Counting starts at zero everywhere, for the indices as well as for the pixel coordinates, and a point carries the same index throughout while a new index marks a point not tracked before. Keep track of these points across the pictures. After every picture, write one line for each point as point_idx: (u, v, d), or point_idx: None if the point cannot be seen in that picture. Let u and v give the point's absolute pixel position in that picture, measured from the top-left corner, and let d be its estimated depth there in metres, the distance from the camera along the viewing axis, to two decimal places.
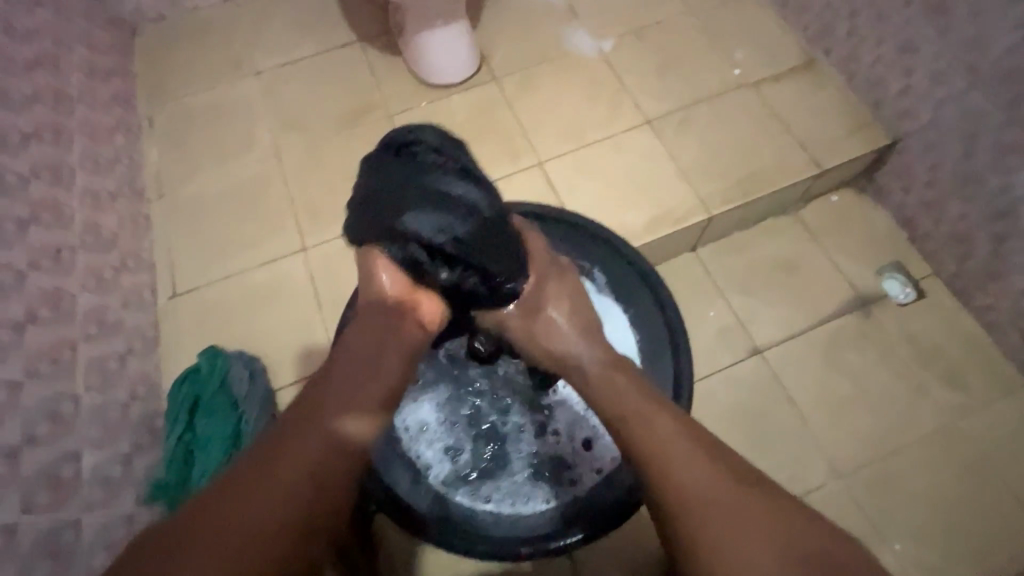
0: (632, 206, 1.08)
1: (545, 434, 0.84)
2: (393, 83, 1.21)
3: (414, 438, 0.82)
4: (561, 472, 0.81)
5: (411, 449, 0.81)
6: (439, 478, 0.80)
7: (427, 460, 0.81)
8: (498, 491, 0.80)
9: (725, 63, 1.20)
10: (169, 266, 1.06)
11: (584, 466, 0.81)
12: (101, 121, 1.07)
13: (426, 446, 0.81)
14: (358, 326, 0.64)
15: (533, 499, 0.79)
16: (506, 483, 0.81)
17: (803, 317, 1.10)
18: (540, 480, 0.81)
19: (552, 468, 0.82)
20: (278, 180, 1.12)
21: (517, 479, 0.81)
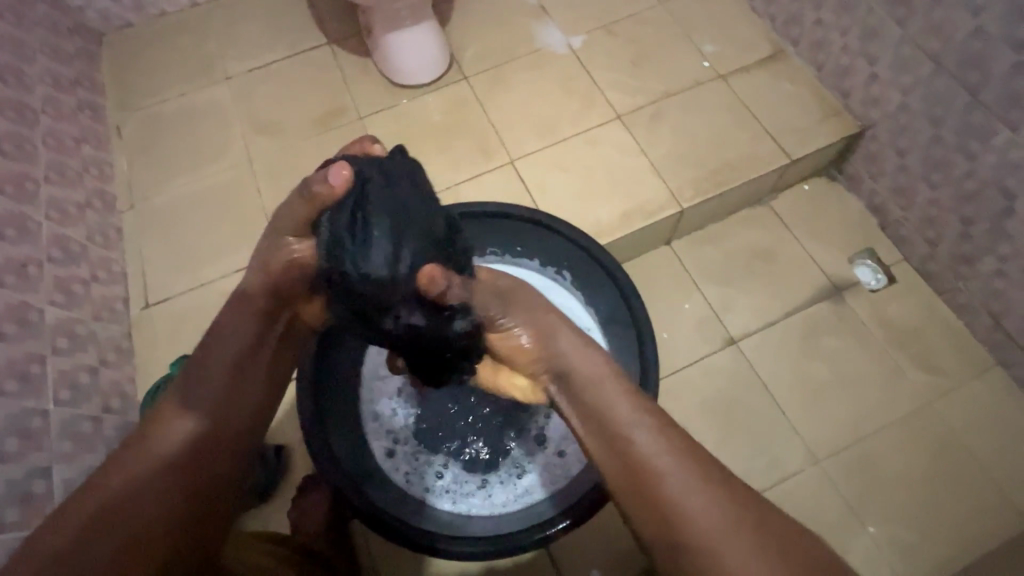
0: (605, 201, 1.08)
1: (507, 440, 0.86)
2: (365, 85, 1.20)
3: (385, 420, 0.86)
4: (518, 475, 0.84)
5: (376, 440, 0.85)
6: (397, 468, 0.84)
7: (391, 452, 0.85)
8: (453, 487, 0.83)
9: (696, 56, 1.21)
10: (142, 276, 1.05)
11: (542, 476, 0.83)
12: (68, 132, 1.06)
13: (384, 441, 0.85)
14: (232, 311, 0.65)
15: (488, 499, 0.83)
16: (462, 481, 0.84)
17: (778, 306, 1.11)
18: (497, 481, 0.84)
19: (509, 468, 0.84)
20: (250, 186, 1.12)
21: (474, 479, 0.84)
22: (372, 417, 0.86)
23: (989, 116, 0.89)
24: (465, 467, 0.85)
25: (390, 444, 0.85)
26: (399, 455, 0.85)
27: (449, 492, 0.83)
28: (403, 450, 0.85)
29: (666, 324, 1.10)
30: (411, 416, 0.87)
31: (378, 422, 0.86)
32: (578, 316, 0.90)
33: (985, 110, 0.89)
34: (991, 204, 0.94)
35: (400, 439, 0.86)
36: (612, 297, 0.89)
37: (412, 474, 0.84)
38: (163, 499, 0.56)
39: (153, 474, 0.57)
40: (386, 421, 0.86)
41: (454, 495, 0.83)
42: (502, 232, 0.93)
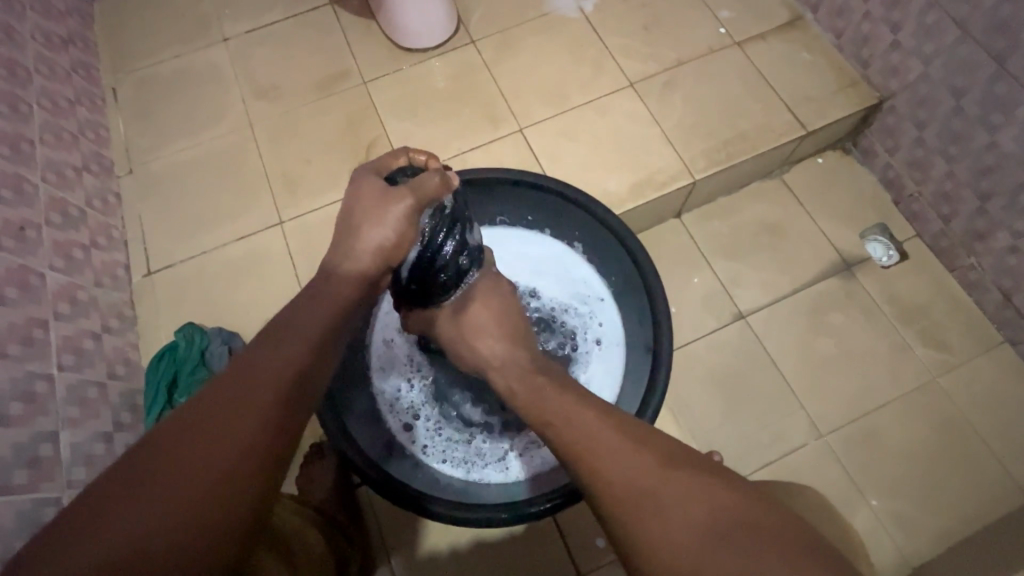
0: (615, 171, 1.05)
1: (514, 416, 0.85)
2: (369, 48, 1.16)
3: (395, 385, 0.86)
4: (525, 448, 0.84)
5: (385, 411, 0.84)
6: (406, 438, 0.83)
7: (400, 422, 0.84)
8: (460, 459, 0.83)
9: (711, 21, 1.17)
10: (143, 243, 1.03)
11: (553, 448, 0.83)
12: (62, 93, 1.02)
13: (392, 412, 0.84)
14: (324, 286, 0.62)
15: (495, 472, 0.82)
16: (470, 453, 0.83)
17: (787, 281, 1.10)
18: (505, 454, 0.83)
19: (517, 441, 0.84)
20: (251, 151, 1.09)
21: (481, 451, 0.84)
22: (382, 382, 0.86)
23: (1014, 86, 0.86)
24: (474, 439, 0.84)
25: (399, 415, 0.84)
26: (408, 420, 0.84)
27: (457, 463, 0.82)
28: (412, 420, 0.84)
29: (673, 298, 1.09)
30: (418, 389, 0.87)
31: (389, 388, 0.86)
32: (593, 287, 0.90)
33: (1010, 80, 0.87)
34: (1010, 178, 0.93)
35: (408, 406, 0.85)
36: (623, 264, 0.88)
37: (420, 445, 0.83)
38: (231, 466, 0.45)
39: (220, 433, 0.46)
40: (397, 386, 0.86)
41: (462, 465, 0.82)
42: (510, 200, 0.92)
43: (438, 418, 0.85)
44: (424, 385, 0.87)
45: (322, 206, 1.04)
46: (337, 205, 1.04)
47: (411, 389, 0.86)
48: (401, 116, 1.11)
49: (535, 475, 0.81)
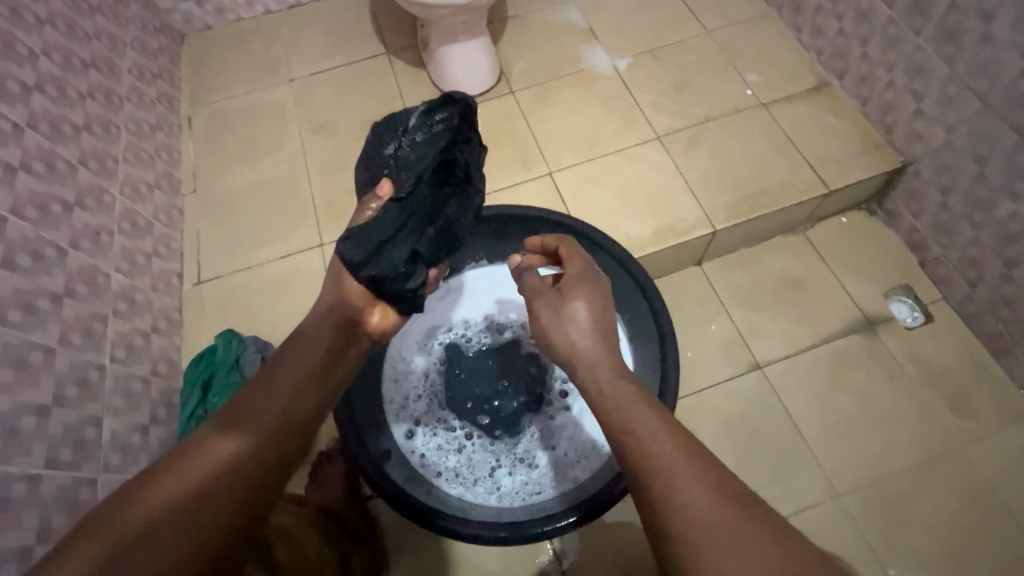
0: (638, 217, 1.10)
1: (521, 443, 0.87)
2: (417, 94, 1.28)
3: (404, 395, 0.89)
4: (526, 475, 0.85)
5: (395, 421, 0.87)
6: (412, 449, 0.85)
7: (408, 434, 0.86)
8: (461, 478, 0.84)
9: (738, 83, 1.23)
10: (197, 255, 1.13)
11: (554, 476, 0.84)
12: (146, 119, 1.16)
13: (401, 423, 0.87)
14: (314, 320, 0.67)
15: (493, 494, 0.83)
16: (472, 473, 0.85)
17: (806, 335, 1.10)
18: (504, 478, 0.84)
19: (518, 467, 0.85)
20: (303, 179, 1.19)
21: (483, 473, 0.85)
22: (394, 391, 0.89)
23: None
24: (476, 459, 0.86)
25: (407, 426, 0.87)
26: (415, 431, 0.86)
27: (457, 481, 0.84)
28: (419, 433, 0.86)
29: (690, 342, 1.10)
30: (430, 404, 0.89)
31: (397, 397, 0.89)
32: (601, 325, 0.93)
33: None
34: None
35: (418, 421, 0.87)
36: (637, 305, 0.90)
37: (423, 458, 0.85)
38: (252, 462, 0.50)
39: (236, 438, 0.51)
40: (409, 395, 0.89)
41: (463, 484, 0.83)
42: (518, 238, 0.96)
43: (446, 434, 0.87)
44: (435, 403, 0.89)
45: None
46: None
47: (423, 401, 0.89)
48: None
49: (530, 502, 0.82)
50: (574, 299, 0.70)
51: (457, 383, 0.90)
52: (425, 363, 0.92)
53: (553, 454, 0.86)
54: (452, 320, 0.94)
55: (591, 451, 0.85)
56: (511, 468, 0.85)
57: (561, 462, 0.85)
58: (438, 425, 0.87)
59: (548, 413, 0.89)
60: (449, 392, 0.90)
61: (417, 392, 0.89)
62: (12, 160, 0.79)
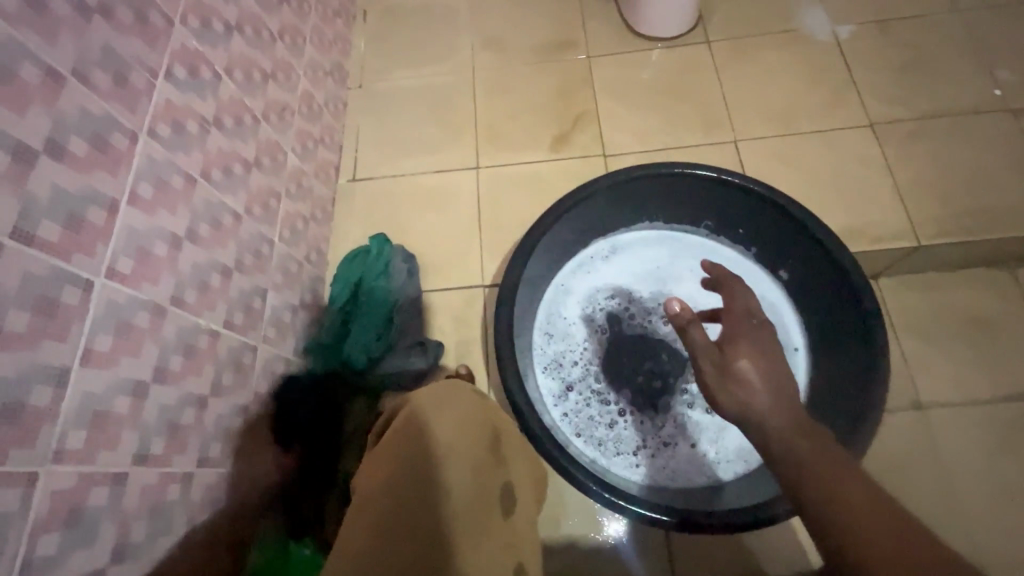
0: (826, 210, 0.97)
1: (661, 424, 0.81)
2: (602, 26, 1.17)
3: (551, 344, 0.85)
4: (661, 459, 0.79)
5: (539, 366, 0.84)
6: (551, 398, 0.82)
7: (550, 383, 0.83)
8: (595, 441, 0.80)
9: (983, 79, 1.03)
10: (354, 153, 1.12)
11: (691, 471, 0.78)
12: (331, 2, 1.12)
13: (544, 369, 0.83)
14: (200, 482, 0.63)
15: (624, 467, 0.78)
16: (607, 440, 0.80)
17: (989, 385, 0.96)
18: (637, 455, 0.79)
19: (654, 448, 0.79)
20: (467, 95, 1.15)
21: (618, 442, 0.80)
22: (541, 339, 0.85)
23: None
24: (612, 426, 0.81)
25: (550, 374, 0.83)
26: (558, 385, 0.83)
27: (591, 443, 0.80)
28: (560, 385, 0.83)
29: None
30: (575, 359, 0.84)
31: (544, 345, 0.85)
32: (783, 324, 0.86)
33: None
34: None
35: (561, 372, 0.84)
36: (845, 311, 0.77)
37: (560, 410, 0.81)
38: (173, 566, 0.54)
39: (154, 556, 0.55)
40: (557, 347, 0.85)
41: (595, 447, 0.79)
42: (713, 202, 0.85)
43: (591, 393, 0.82)
44: (580, 359, 0.84)
45: (520, 163, 1.07)
46: (532, 165, 1.07)
47: (570, 356, 0.84)
48: (616, 97, 1.11)
49: (662, 487, 0.76)
50: (738, 356, 0.58)
51: (606, 345, 0.85)
52: (577, 316, 0.87)
53: (694, 446, 0.79)
54: (614, 280, 0.88)
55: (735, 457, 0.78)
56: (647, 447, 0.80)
57: (700, 456, 0.79)
58: (583, 382, 0.83)
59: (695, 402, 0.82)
60: (596, 352, 0.85)
61: (565, 346, 0.85)
62: (231, 20, 0.76)
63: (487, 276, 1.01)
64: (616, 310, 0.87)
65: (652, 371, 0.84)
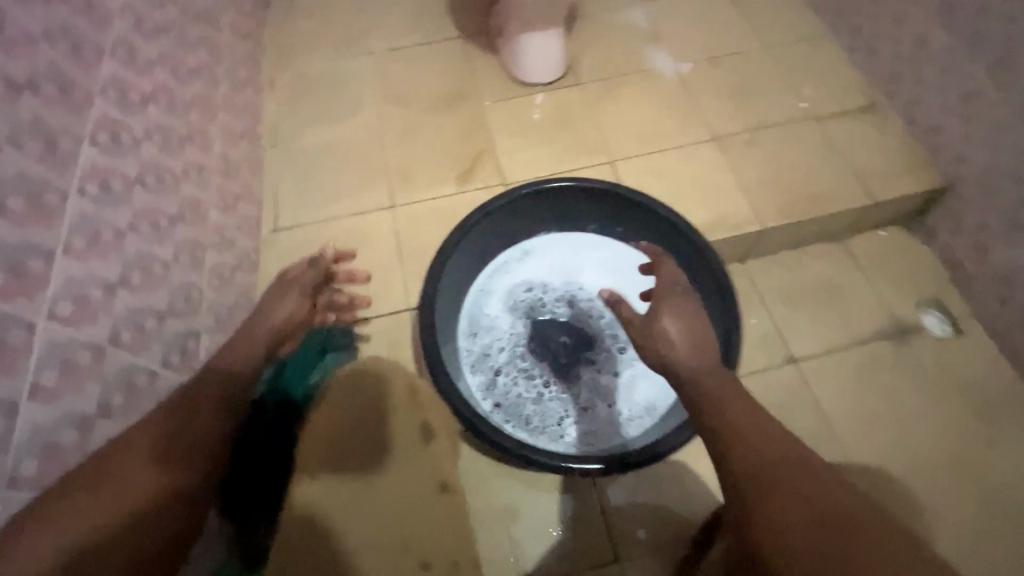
0: (693, 209, 1.17)
1: (582, 397, 0.92)
2: (490, 77, 1.35)
3: (476, 346, 0.95)
4: (585, 427, 0.89)
5: (467, 367, 0.93)
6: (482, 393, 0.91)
7: (478, 380, 0.92)
8: (525, 423, 0.89)
9: (793, 96, 1.30)
10: (275, 205, 1.19)
11: (611, 432, 0.89)
12: (239, 73, 1.22)
13: (472, 370, 0.93)
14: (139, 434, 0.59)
15: (554, 440, 0.88)
16: (536, 420, 0.90)
17: (842, 335, 1.16)
18: (564, 427, 0.89)
19: (578, 419, 0.90)
20: (376, 144, 1.26)
21: (546, 420, 0.90)
22: (467, 343, 0.95)
23: None
24: (539, 408, 0.90)
25: (478, 372, 0.93)
26: (488, 380, 0.92)
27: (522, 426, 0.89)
28: (488, 380, 0.92)
29: None
30: (498, 356, 0.94)
31: (470, 348, 0.94)
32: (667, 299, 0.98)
33: None
34: None
35: (488, 369, 0.93)
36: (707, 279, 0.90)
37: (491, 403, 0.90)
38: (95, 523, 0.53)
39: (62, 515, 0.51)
40: (483, 347, 0.94)
41: (527, 428, 0.89)
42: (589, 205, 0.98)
43: (517, 383, 0.92)
44: (504, 354, 0.94)
45: (432, 199, 1.20)
46: (444, 200, 1.19)
47: (495, 354, 0.94)
48: (509, 135, 1.27)
49: (589, 450, 0.87)
50: None
51: (524, 339, 0.96)
52: (496, 318, 0.97)
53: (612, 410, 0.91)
54: (523, 281, 1.00)
55: (648, 413, 0.90)
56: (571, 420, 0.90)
57: (618, 418, 0.90)
58: (508, 374, 0.93)
59: (608, 373, 0.94)
60: (517, 346, 0.95)
61: (490, 345, 0.95)
62: (146, 91, 0.84)
63: (413, 301, 1.10)
64: (529, 307, 0.98)
65: (568, 354, 0.95)
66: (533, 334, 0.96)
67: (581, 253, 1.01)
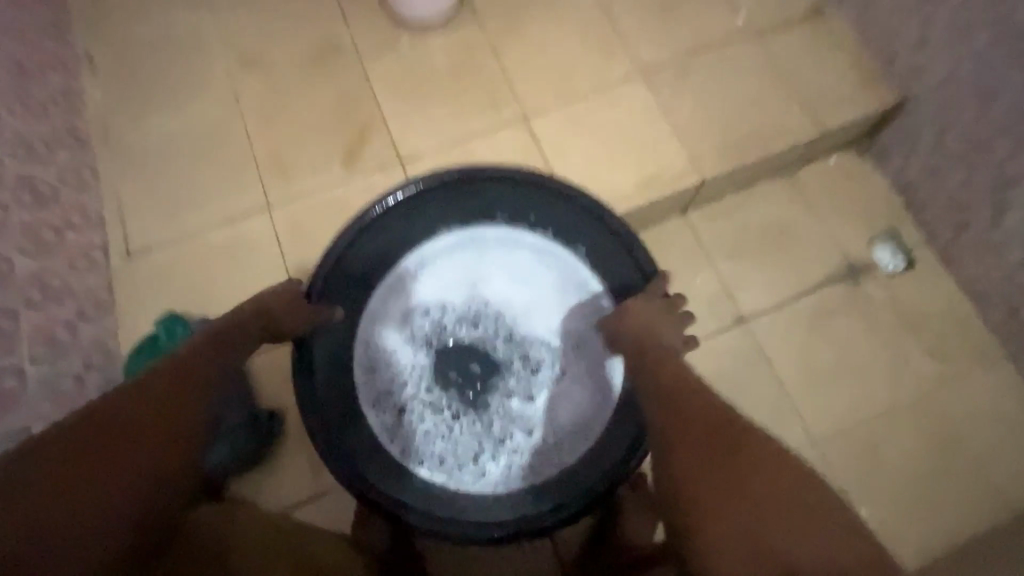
0: (622, 167, 1.01)
1: (503, 426, 0.82)
2: (366, 20, 1.09)
3: (373, 380, 0.81)
4: (508, 459, 0.80)
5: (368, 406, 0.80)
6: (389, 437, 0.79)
7: (383, 421, 0.80)
8: (440, 465, 0.79)
9: (729, 6, 1.10)
10: (121, 224, 0.97)
11: (538, 462, 0.80)
12: (30, 56, 0.93)
13: (374, 410, 0.80)
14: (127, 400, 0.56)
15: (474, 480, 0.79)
16: (452, 459, 0.79)
17: (791, 285, 1.07)
18: (485, 463, 0.80)
19: (500, 452, 0.80)
20: (238, 128, 1.03)
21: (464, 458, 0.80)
22: (367, 380, 0.81)
23: None
24: (455, 445, 0.80)
25: (381, 411, 0.80)
26: (393, 419, 0.80)
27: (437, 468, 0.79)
28: (394, 421, 0.80)
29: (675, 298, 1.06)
30: (405, 389, 0.82)
31: (367, 385, 0.81)
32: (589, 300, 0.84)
33: None
34: None
35: (394, 407, 0.81)
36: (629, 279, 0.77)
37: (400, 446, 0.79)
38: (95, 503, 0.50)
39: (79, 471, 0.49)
40: (385, 381, 0.82)
41: (442, 470, 0.79)
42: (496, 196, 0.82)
43: (428, 419, 0.81)
44: (411, 387, 0.82)
45: (318, 192, 1.00)
46: (331, 191, 1.00)
47: (401, 386, 0.82)
48: (399, 96, 1.05)
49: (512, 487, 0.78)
50: None
51: (433, 367, 0.84)
52: (397, 345, 0.83)
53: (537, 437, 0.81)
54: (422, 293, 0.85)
55: (577, 435, 0.81)
56: (492, 454, 0.80)
57: (543, 446, 0.80)
58: (418, 410, 0.81)
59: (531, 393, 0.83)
60: (426, 376, 0.83)
61: (394, 376, 0.82)
62: None
63: None
64: (433, 325, 0.85)
65: (486, 378, 0.84)
66: (442, 358, 0.84)
67: (492, 251, 0.86)
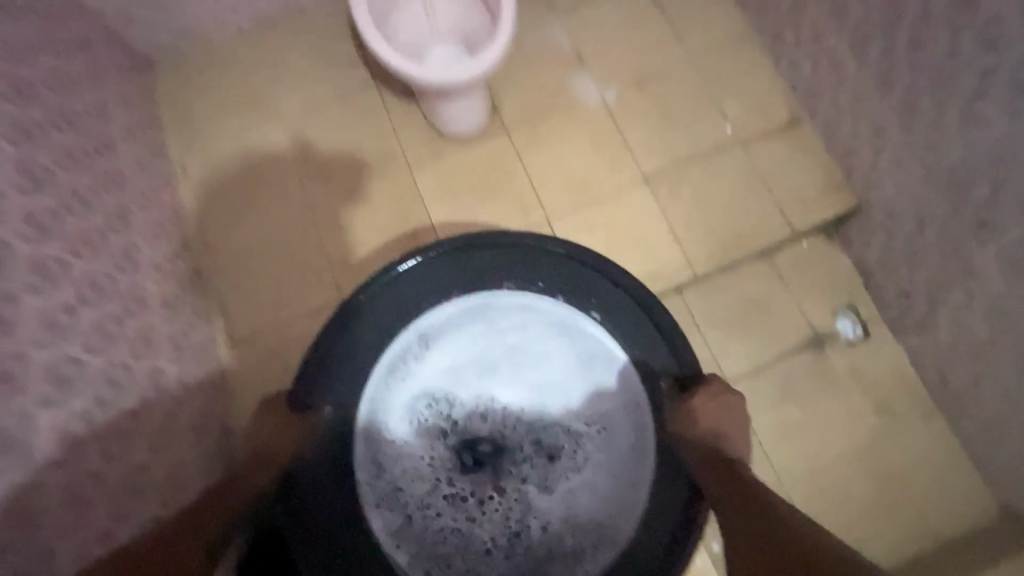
0: (628, 264, 1.23)
1: (512, 516, 0.98)
2: (413, 134, 1.32)
3: (414, 459, 1.00)
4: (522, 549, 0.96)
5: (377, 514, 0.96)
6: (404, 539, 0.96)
7: (394, 527, 0.96)
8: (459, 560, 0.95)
9: (718, 117, 1.31)
10: (228, 319, 1.24)
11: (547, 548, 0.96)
12: (146, 188, 1.16)
13: (386, 518, 0.96)
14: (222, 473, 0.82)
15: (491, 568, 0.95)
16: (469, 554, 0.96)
17: (766, 352, 1.29)
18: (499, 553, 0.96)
19: (512, 541, 0.97)
20: (314, 234, 1.28)
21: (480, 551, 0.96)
22: (376, 489, 0.97)
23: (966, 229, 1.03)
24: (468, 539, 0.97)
25: (392, 518, 0.96)
26: (403, 522, 0.96)
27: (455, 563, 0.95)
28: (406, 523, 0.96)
29: None
30: (416, 494, 0.98)
31: (402, 469, 0.99)
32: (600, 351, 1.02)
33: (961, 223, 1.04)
34: (955, 295, 1.10)
35: (404, 513, 0.97)
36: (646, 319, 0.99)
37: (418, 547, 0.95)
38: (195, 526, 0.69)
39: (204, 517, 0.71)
40: (396, 488, 0.98)
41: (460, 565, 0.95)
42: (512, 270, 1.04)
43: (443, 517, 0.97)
44: (423, 490, 0.99)
45: None
46: None
47: (412, 488, 0.99)
48: (442, 202, 1.28)
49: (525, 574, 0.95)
50: None
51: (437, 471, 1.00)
52: (406, 454, 1.00)
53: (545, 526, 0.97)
54: (446, 377, 1.04)
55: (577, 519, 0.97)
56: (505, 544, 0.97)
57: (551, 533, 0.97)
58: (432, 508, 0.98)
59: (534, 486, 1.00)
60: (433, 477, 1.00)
61: (404, 482, 0.99)
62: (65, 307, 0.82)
63: None
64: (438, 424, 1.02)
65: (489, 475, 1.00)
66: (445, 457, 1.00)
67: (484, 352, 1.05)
